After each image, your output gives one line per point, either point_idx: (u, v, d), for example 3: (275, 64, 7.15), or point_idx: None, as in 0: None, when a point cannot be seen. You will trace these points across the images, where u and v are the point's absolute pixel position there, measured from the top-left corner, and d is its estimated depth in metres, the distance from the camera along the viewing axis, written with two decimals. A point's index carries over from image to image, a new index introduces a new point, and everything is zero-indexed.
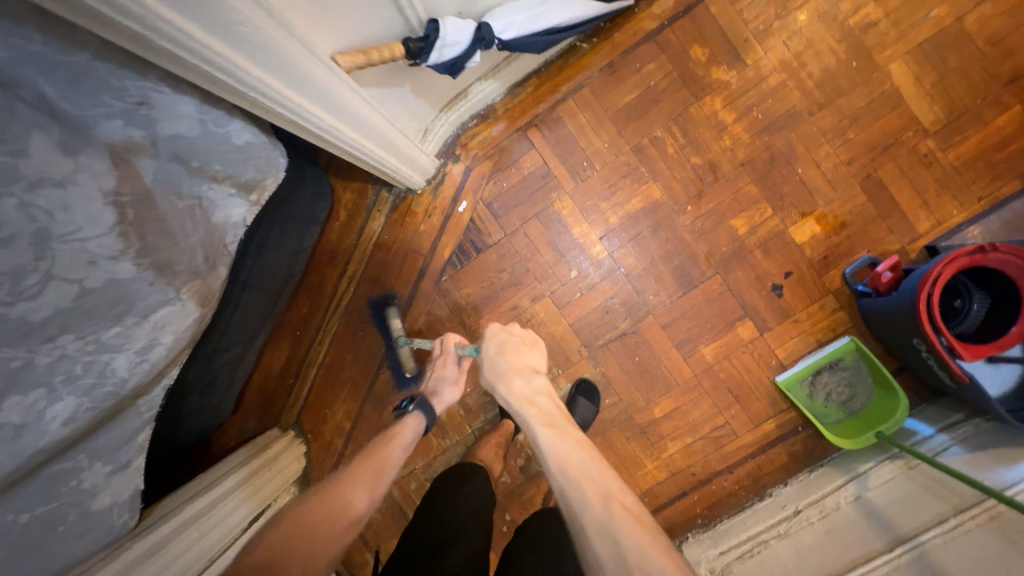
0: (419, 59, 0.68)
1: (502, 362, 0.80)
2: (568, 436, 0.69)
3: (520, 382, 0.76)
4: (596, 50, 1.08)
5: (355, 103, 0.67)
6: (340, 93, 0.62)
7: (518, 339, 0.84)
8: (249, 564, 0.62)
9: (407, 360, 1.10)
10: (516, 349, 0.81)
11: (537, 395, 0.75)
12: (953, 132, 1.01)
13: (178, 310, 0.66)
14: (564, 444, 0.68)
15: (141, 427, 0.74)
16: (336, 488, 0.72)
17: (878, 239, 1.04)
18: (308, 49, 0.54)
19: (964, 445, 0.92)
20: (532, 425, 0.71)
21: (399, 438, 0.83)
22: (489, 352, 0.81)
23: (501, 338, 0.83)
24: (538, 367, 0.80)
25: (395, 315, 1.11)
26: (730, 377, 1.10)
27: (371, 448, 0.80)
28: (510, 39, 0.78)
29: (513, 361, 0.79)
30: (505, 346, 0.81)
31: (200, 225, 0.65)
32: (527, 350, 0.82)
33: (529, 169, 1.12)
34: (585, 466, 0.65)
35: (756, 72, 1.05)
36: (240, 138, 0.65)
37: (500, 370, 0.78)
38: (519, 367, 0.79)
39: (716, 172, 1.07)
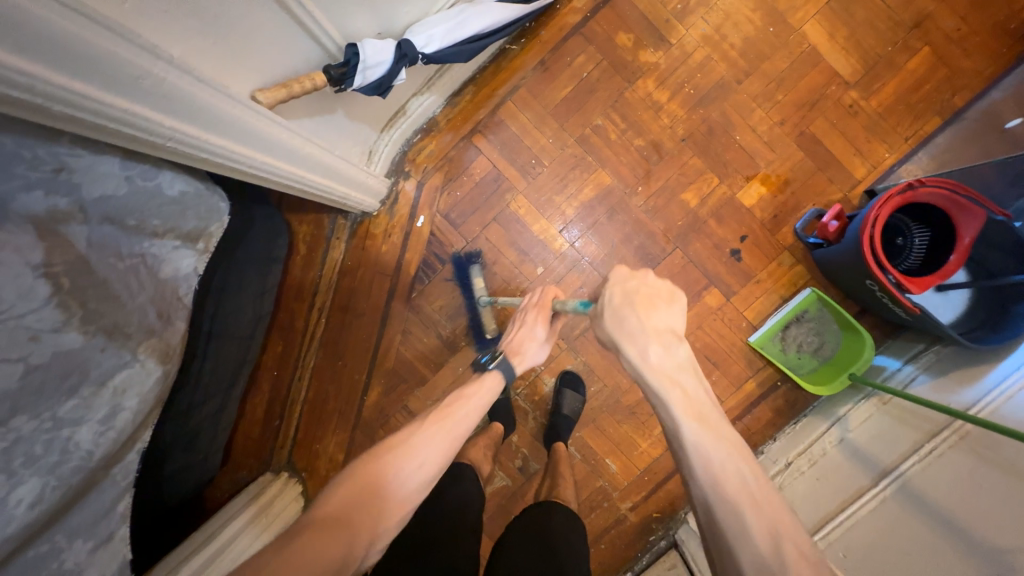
0: (343, 84, 0.68)
1: (633, 320, 0.59)
2: (727, 442, 0.54)
3: (661, 352, 0.57)
4: (526, 51, 1.10)
5: (285, 136, 0.67)
6: (263, 128, 0.62)
7: (647, 287, 0.61)
8: (315, 523, 0.52)
9: (490, 319, 1.13)
10: (649, 299, 0.60)
11: (683, 374, 0.57)
12: (872, 81, 1.07)
13: (138, 371, 0.65)
14: (723, 457, 0.52)
15: (120, 495, 0.72)
16: (407, 447, 0.61)
17: (820, 191, 1.08)
18: (221, 92, 0.54)
19: (928, 372, 0.97)
20: (677, 415, 0.54)
21: (478, 398, 0.71)
22: (613, 302, 0.60)
23: (629, 283, 0.61)
24: (678, 329, 0.59)
25: (479, 274, 1.13)
26: (706, 345, 1.13)
27: (443, 407, 0.68)
28: (434, 52, 0.79)
29: (646, 319, 0.58)
30: (636, 302, 0.59)
31: (147, 283, 0.64)
32: (661, 304, 0.59)
33: (480, 175, 1.13)
34: (745, 489, 0.51)
35: (681, 50, 1.08)
36: (173, 188, 0.66)
37: (630, 329, 0.58)
38: (655, 329, 0.58)
39: (660, 150, 1.10)
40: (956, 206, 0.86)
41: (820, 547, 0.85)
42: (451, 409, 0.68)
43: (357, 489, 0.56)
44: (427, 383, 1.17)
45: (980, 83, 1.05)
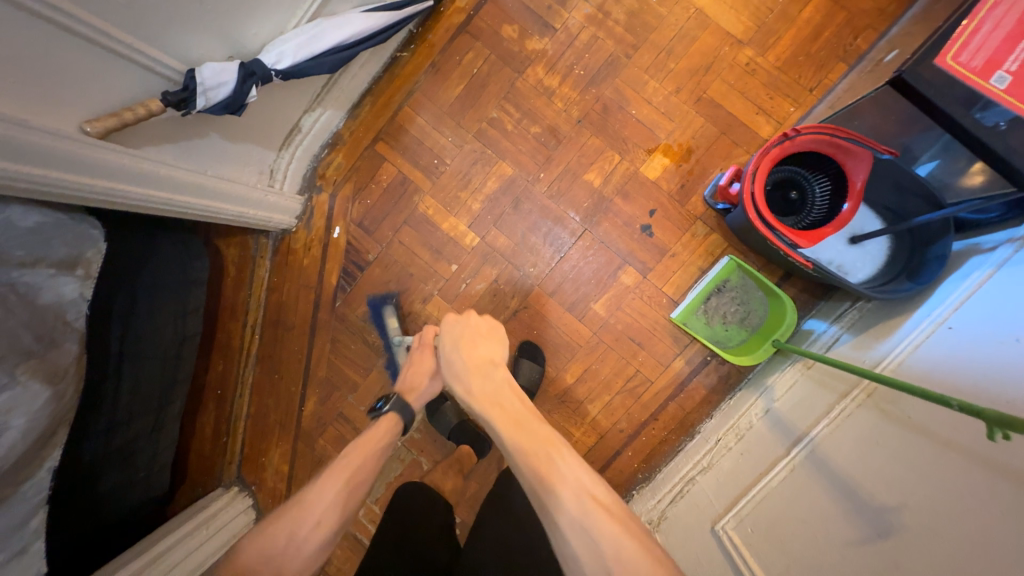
0: (187, 108, 0.73)
1: (456, 357, 0.78)
2: (533, 430, 0.64)
3: (478, 379, 0.73)
4: (416, 55, 1.13)
5: (133, 162, 0.72)
6: (96, 155, 0.67)
7: (473, 331, 0.81)
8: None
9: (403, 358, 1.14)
10: (471, 341, 0.79)
11: (545, 446, 0.62)
12: (766, 35, 1.03)
13: (22, 393, 0.70)
14: (525, 445, 0.62)
15: (32, 512, 0.76)
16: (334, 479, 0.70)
17: (726, 155, 1.05)
18: (23, 127, 0.58)
19: (851, 331, 0.90)
20: (495, 428, 0.66)
21: (385, 433, 0.79)
22: (444, 349, 0.79)
23: (457, 330, 0.82)
24: (497, 360, 0.77)
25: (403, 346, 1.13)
26: (628, 326, 1.09)
27: (363, 438, 0.77)
28: (289, 67, 0.83)
29: (468, 356, 0.77)
30: (458, 341, 0.79)
31: (19, 309, 0.69)
32: (481, 342, 0.80)
33: (387, 181, 1.16)
34: (559, 471, 0.58)
35: (567, 33, 1.08)
36: (27, 220, 0.71)
37: (456, 370, 0.76)
38: (474, 362, 0.76)
39: (558, 134, 1.10)
40: (841, 150, 0.81)
41: (729, 524, 0.80)
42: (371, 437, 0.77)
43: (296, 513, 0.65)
44: (359, 389, 1.19)
45: (881, 23, 1.00)
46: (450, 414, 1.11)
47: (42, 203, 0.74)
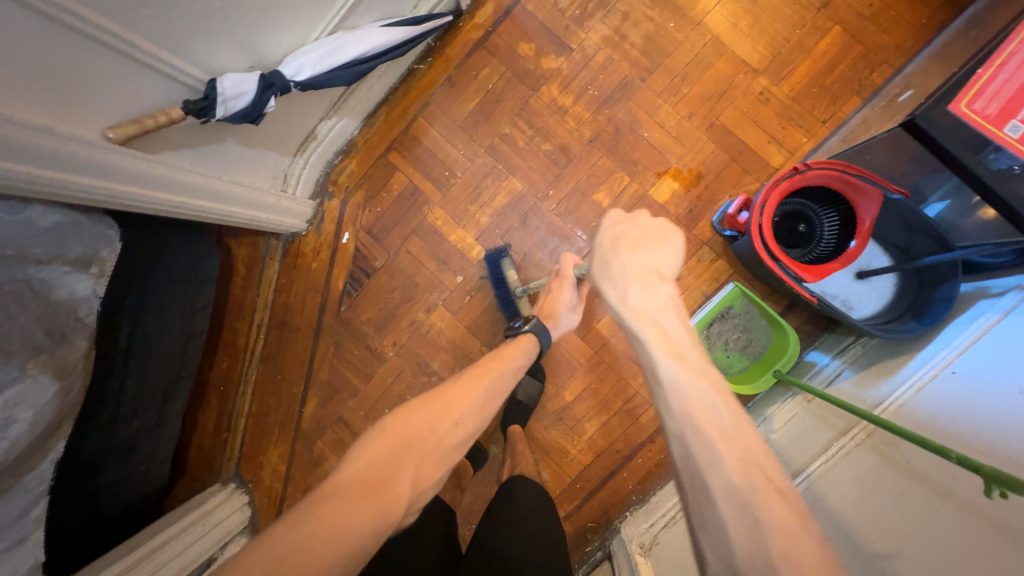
0: (207, 116, 0.75)
1: (616, 262, 0.60)
2: (696, 368, 0.50)
3: (639, 292, 0.56)
4: (433, 68, 1.14)
5: (151, 168, 0.74)
6: (117, 161, 0.69)
7: (636, 236, 0.62)
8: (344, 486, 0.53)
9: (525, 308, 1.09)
10: (635, 242, 0.61)
11: (699, 381, 0.49)
12: (781, 65, 1.03)
13: (31, 386, 0.72)
14: (690, 383, 0.48)
15: (33, 502, 0.78)
16: (438, 408, 0.65)
17: (736, 182, 1.05)
18: (49, 133, 0.60)
19: (853, 367, 0.90)
20: (652, 353, 0.52)
21: (514, 362, 0.78)
22: (603, 245, 0.62)
23: (618, 229, 0.63)
24: (664, 272, 0.58)
25: (511, 268, 1.09)
26: (629, 347, 1.10)
27: (476, 368, 0.74)
28: (308, 79, 0.84)
29: (628, 264, 0.59)
30: (617, 244, 0.61)
31: (33, 305, 0.71)
32: (646, 249, 0.60)
33: (398, 191, 1.17)
34: (733, 435, 0.46)
35: (583, 53, 1.09)
36: (46, 220, 0.73)
37: (614, 276, 0.59)
38: (635, 271, 0.58)
39: (569, 153, 1.10)
40: (851, 186, 0.81)
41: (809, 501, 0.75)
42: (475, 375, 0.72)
43: (395, 436, 0.60)
44: (359, 394, 1.21)
45: (897, 59, 1.00)
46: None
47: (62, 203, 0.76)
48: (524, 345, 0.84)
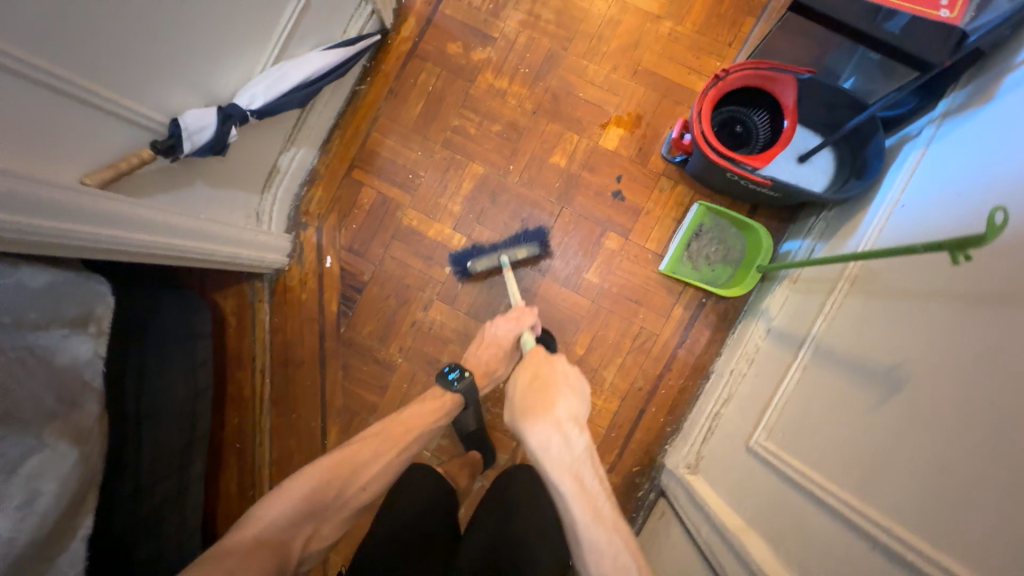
0: (175, 153, 0.79)
1: (536, 410, 0.68)
2: (612, 525, 0.61)
3: (558, 442, 0.64)
4: (373, 85, 1.22)
5: (132, 210, 0.76)
6: (101, 205, 0.71)
7: (553, 380, 0.73)
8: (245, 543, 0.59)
9: (486, 261, 1.11)
10: (551, 390, 0.70)
11: (578, 461, 0.64)
12: (679, 6, 1.16)
13: (51, 455, 0.70)
14: (608, 545, 0.59)
15: None
16: (351, 461, 0.70)
17: (672, 114, 1.15)
18: (33, 181, 0.62)
19: (822, 240, 0.97)
20: (573, 507, 0.61)
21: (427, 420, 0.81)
22: (523, 390, 0.71)
23: (537, 376, 0.73)
24: (580, 419, 0.68)
25: (520, 249, 1.10)
26: (623, 287, 1.15)
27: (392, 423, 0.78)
28: (262, 106, 0.90)
29: (544, 413, 0.67)
30: (542, 391, 0.70)
31: (37, 371, 0.70)
32: (557, 397, 0.69)
33: (368, 204, 1.21)
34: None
35: (506, 39, 1.19)
36: (38, 280, 0.72)
37: (536, 421, 0.66)
38: (550, 422, 0.66)
39: (518, 128, 1.18)
40: (769, 79, 0.91)
41: (763, 437, 0.83)
42: (380, 431, 0.76)
43: (308, 495, 0.65)
44: (379, 409, 1.20)
45: None
46: (472, 418, 1.08)
47: (51, 264, 0.76)
48: (453, 396, 0.87)
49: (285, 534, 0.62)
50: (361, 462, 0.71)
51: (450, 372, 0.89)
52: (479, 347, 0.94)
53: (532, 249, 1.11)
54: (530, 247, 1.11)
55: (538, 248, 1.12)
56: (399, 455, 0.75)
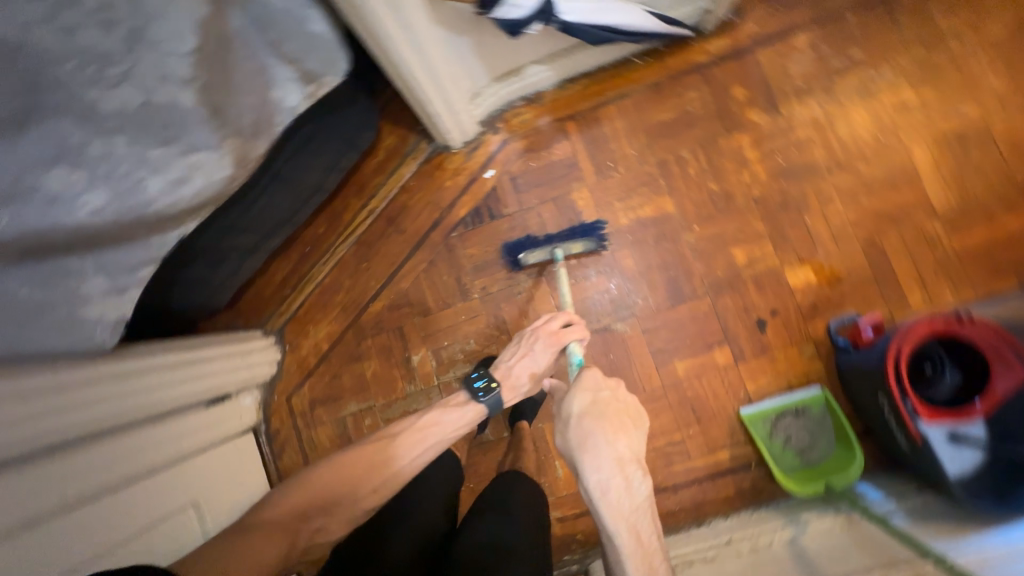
0: (486, 8, 0.77)
1: (601, 444, 0.73)
2: None
3: (621, 486, 0.71)
4: (646, 67, 1.17)
5: (418, 27, 0.78)
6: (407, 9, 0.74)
7: (621, 411, 0.77)
8: (263, 522, 0.76)
9: (540, 254, 1.15)
10: (619, 421, 0.76)
11: (637, 512, 0.72)
12: (959, 220, 1.07)
13: (215, 159, 0.74)
14: None
15: (148, 261, 0.80)
16: (362, 462, 0.83)
17: (868, 301, 1.07)
18: None
19: (907, 514, 0.89)
20: (629, 565, 0.70)
21: (450, 432, 0.88)
22: (584, 416, 0.75)
23: (603, 399, 0.78)
24: (640, 456, 0.75)
25: (579, 243, 1.14)
26: (696, 396, 1.12)
27: (415, 435, 0.87)
28: (570, 22, 0.88)
29: (612, 448, 0.73)
30: (607, 423, 0.75)
31: (258, 90, 0.75)
32: (626, 433, 0.75)
33: (558, 156, 1.20)
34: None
35: (788, 122, 1.13)
36: (316, 26, 0.75)
37: (599, 455, 0.72)
38: (617, 460, 0.73)
39: (730, 201, 1.13)
40: (998, 356, 0.87)
41: None
42: (408, 435, 0.87)
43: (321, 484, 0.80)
44: (429, 316, 1.22)
45: None
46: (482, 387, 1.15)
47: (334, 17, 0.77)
48: (475, 410, 0.90)
49: (295, 523, 0.77)
50: (372, 465, 0.83)
51: (477, 381, 0.90)
52: (514, 358, 0.93)
53: (587, 245, 1.15)
54: (592, 239, 1.15)
55: (593, 245, 1.15)
56: (411, 464, 0.85)
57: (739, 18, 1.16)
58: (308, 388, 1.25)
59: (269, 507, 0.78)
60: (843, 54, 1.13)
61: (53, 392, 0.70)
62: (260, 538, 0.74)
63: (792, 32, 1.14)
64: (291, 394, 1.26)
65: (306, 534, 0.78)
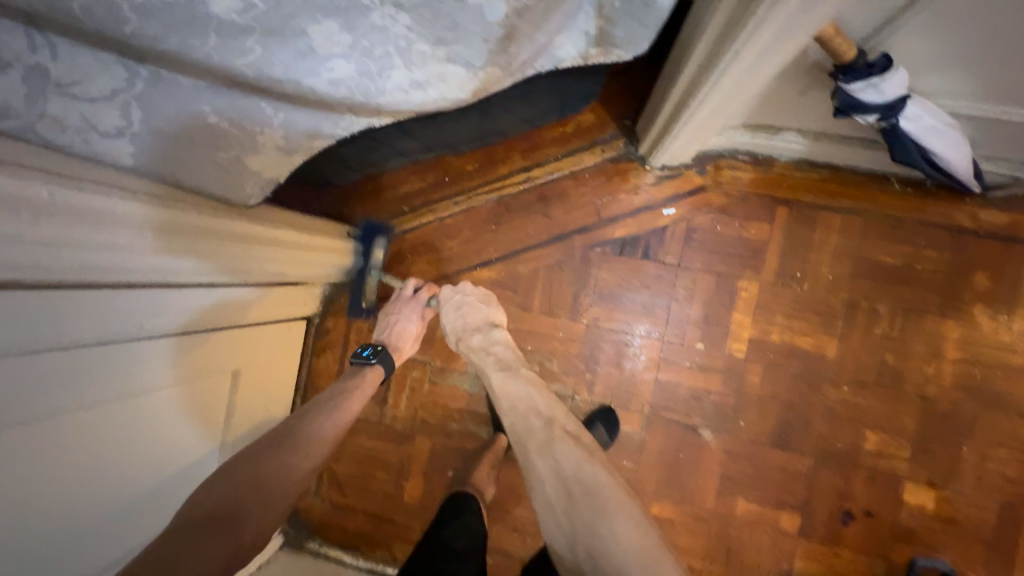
0: (843, 76, 0.65)
1: (459, 319, 0.92)
2: (532, 384, 0.82)
3: (478, 333, 0.90)
4: (900, 197, 1.00)
5: (785, 53, 0.59)
6: (799, 32, 0.54)
7: (483, 296, 0.96)
8: (195, 521, 0.61)
9: (371, 290, 1.11)
10: (475, 306, 0.93)
11: (496, 346, 0.88)
12: None
13: (462, 80, 0.59)
14: (525, 393, 0.80)
15: (328, 136, 0.63)
16: (287, 436, 0.76)
17: (970, 560, 0.96)
18: None
19: None
20: (490, 377, 0.84)
21: (366, 390, 0.88)
22: (449, 305, 0.94)
23: (465, 297, 0.94)
24: (500, 321, 0.94)
25: (381, 246, 1.12)
26: (738, 541, 1.03)
27: (332, 393, 0.85)
28: (902, 128, 0.72)
29: (473, 316, 0.93)
30: (449, 303, 0.94)
31: (553, 30, 0.61)
32: (480, 310, 0.93)
33: (748, 235, 1.05)
34: (593, 484, 0.70)
35: (1011, 341, 0.97)
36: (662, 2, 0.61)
37: (463, 328, 0.91)
38: (478, 322, 0.91)
39: (895, 383, 1.00)
40: None
41: None
42: (328, 398, 0.84)
43: (249, 476, 0.69)
44: (526, 313, 1.13)
45: None
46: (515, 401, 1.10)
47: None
48: (373, 371, 0.92)
49: (223, 514, 0.63)
50: (294, 435, 0.76)
51: (364, 350, 0.94)
52: (393, 325, 0.98)
53: (383, 245, 1.12)
54: (381, 239, 1.12)
55: (384, 242, 1.12)
56: (342, 422, 0.82)
57: None
58: (375, 310, 1.18)
59: (187, 510, 0.63)
60: None
61: (177, 232, 0.60)
62: (205, 537, 0.60)
63: None
64: None
65: (252, 527, 0.65)
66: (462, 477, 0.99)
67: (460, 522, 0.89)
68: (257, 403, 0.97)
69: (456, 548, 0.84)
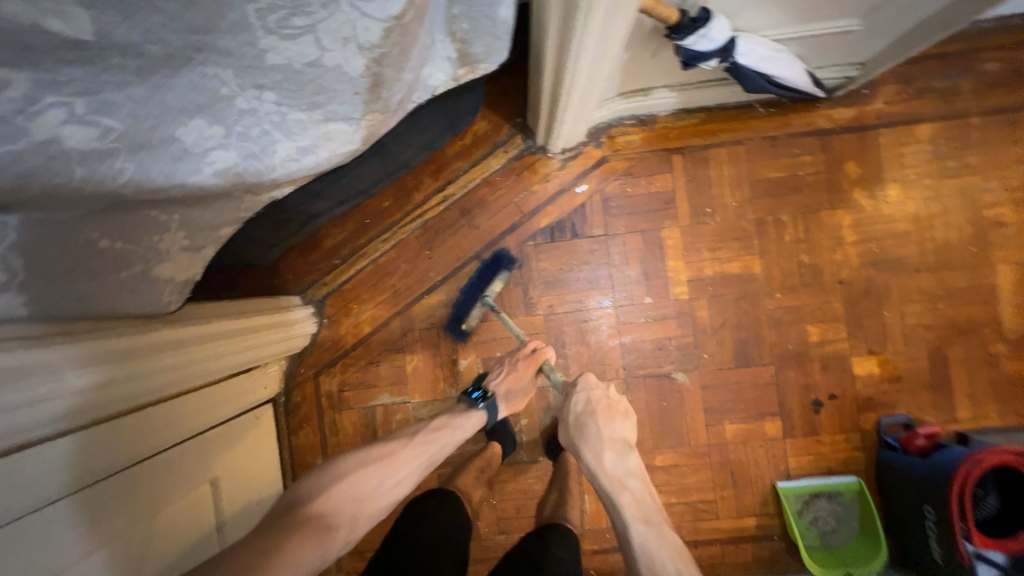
0: (677, 34, 0.73)
1: (593, 426, 0.88)
2: (645, 507, 0.81)
3: (614, 457, 0.85)
4: (767, 119, 1.12)
5: (620, 33, 0.66)
6: (620, 17, 0.62)
7: (607, 407, 0.91)
8: (289, 519, 0.64)
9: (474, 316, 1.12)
10: (608, 412, 0.90)
11: (628, 474, 0.84)
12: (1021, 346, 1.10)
13: (349, 132, 0.61)
14: (618, 491, 0.82)
15: (230, 223, 0.65)
16: (381, 469, 0.78)
17: (920, 406, 1.10)
18: None
19: None
20: (608, 485, 0.83)
21: (452, 435, 0.89)
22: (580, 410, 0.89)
23: (594, 394, 0.91)
24: (630, 440, 0.89)
25: (500, 281, 1.12)
26: (738, 461, 1.12)
27: (423, 437, 0.86)
28: (741, 64, 0.83)
29: (604, 429, 0.88)
30: (598, 412, 0.89)
31: (417, 65, 0.65)
32: (615, 417, 0.90)
33: (657, 189, 1.14)
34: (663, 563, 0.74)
35: (891, 211, 1.12)
36: (503, 12, 0.63)
37: (591, 436, 0.87)
38: (613, 442, 0.87)
39: (816, 276, 1.12)
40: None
41: None
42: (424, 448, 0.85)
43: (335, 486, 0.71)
44: (486, 323, 1.17)
45: None
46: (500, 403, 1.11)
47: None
48: (478, 416, 0.94)
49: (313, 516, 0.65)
50: (384, 468, 0.78)
51: (473, 392, 0.98)
52: (505, 375, 0.99)
53: (502, 280, 1.11)
54: (503, 271, 1.12)
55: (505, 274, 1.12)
56: (427, 451, 0.84)
57: (871, 92, 1.11)
58: (339, 368, 1.17)
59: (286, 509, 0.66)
60: (959, 157, 1.11)
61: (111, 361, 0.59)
62: (285, 535, 0.60)
63: (918, 121, 1.12)
64: (318, 370, 1.17)
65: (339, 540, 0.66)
66: (448, 479, 0.98)
67: (447, 515, 0.86)
68: (246, 498, 0.94)
69: (449, 536, 0.84)
